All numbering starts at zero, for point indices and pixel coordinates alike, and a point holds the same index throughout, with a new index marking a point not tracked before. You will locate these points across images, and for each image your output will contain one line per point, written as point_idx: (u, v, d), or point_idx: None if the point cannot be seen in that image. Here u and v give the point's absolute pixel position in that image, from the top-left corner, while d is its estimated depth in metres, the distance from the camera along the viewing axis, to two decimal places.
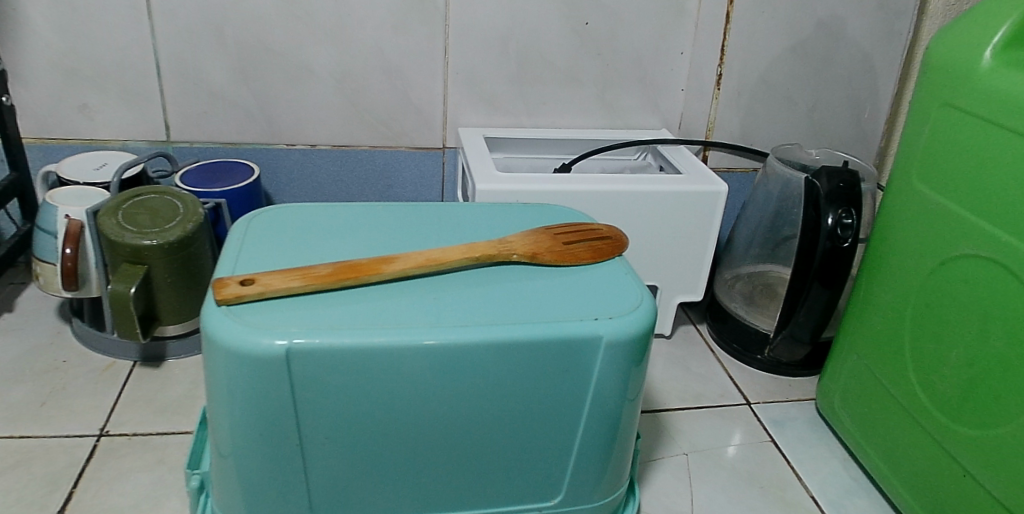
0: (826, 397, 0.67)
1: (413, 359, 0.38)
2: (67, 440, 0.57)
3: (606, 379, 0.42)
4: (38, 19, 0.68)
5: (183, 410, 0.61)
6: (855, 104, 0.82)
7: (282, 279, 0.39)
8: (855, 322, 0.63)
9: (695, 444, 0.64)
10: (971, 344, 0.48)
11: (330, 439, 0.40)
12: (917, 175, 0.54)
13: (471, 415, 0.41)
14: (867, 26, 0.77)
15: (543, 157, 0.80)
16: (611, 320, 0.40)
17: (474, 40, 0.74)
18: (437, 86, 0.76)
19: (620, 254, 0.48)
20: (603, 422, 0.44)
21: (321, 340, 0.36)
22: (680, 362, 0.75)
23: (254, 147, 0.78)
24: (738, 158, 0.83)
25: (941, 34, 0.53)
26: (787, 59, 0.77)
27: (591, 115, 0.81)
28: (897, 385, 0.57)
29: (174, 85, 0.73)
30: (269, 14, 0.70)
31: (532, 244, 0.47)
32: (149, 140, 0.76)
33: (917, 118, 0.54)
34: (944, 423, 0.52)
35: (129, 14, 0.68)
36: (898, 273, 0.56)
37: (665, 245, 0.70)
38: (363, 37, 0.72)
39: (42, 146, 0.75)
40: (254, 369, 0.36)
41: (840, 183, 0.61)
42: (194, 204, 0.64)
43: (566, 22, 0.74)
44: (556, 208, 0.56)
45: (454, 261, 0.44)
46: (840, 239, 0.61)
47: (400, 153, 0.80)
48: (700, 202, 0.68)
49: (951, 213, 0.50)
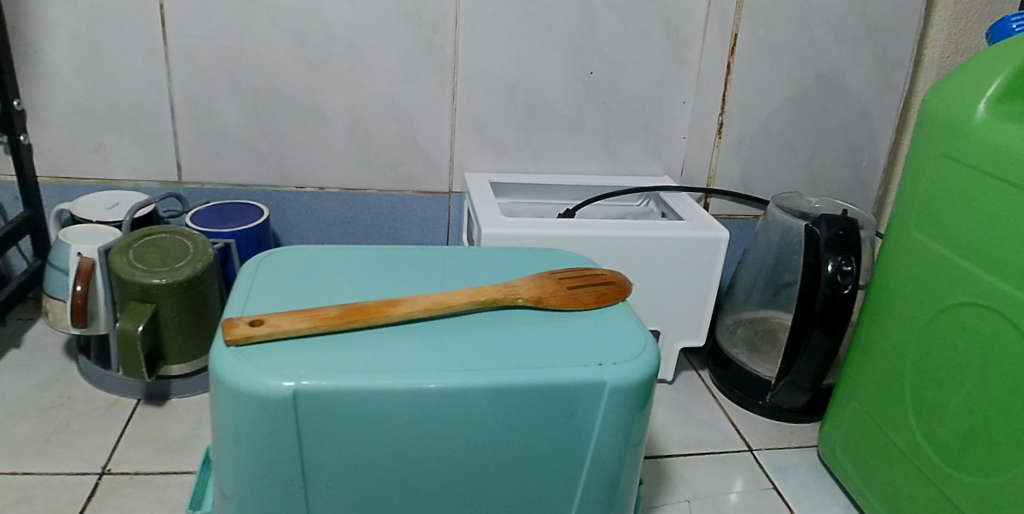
0: (827, 444, 0.67)
1: (417, 403, 0.38)
2: (69, 477, 0.56)
3: (609, 426, 0.42)
4: (59, 61, 0.70)
5: (185, 449, 0.61)
6: (853, 153, 0.84)
7: (292, 320, 0.40)
8: (856, 369, 0.63)
9: (698, 491, 0.63)
10: (970, 392, 0.49)
11: (333, 484, 0.40)
12: (915, 225, 0.55)
13: (476, 459, 0.41)
14: (863, 78, 0.79)
15: (548, 202, 0.81)
16: (615, 366, 0.41)
17: (481, 89, 0.76)
18: (444, 131, 0.78)
19: (624, 299, 0.49)
20: (607, 470, 0.44)
21: (328, 382, 0.36)
22: (682, 408, 0.75)
23: (265, 189, 0.79)
24: (739, 205, 0.85)
25: (937, 87, 0.55)
26: (786, 109, 0.80)
27: (595, 162, 0.82)
28: (898, 432, 0.57)
29: (189, 127, 0.75)
30: (285, 60, 0.72)
31: (537, 288, 0.48)
32: (161, 181, 0.77)
33: (915, 168, 0.56)
34: (946, 472, 0.51)
35: (147, 58, 0.71)
36: (897, 321, 0.57)
37: (667, 289, 0.71)
38: (375, 83, 0.75)
39: (58, 185, 0.76)
40: (260, 411, 0.36)
41: (840, 231, 0.62)
42: (204, 243, 0.65)
43: (571, 72, 0.77)
44: (560, 252, 0.57)
45: (460, 304, 0.45)
46: (840, 286, 0.62)
47: (407, 197, 0.81)
48: (701, 247, 0.69)
49: (949, 260, 0.51)
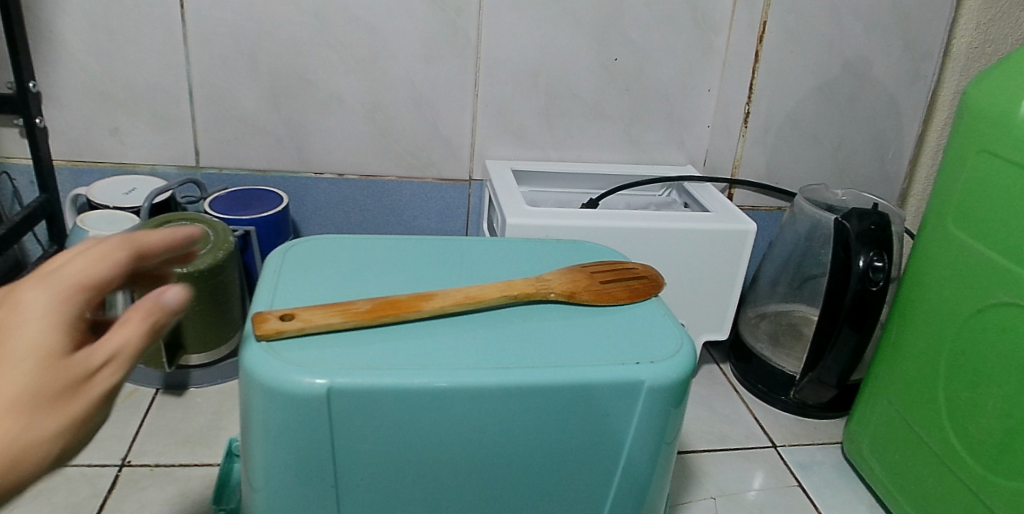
0: (853, 442, 0.66)
1: (452, 401, 0.37)
2: (89, 469, 0.56)
3: (645, 425, 0.41)
4: (74, 41, 0.68)
5: (206, 441, 0.60)
6: (880, 145, 0.82)
7: (322, 314, 0.39)
8: (886, 366, 0.62)
9: (722, 488, 0.62)
10: (1007, 395, 0.48)
11: (365, 482, 0.39)
12: (954, 222, 0.54)
13: (509, 456, 0.40)
14: (893, 68, 0.77)
15: (569, 191, 0.80)
16: (652, 364, 0.40)
17: (503, 75, 0.74)
18: (465, 118, 0.77)
19: (656, 294, 0.48)
20: (640, 469, 0.43)
21: (362, 379, 0.35)
22: (705, 403, 0.74)
23: (283, 175, 0.78)
24: (763, 197, 0.83)
25: (977, 79, 0.53)
26: (815, 99, 0.78)
27: (618, 150, 0.81)
28: (931, 432, 0.56)
29: (205, 111, 0.73)
30: (304, 43, 0.71)
31: (570, 283, 0.46)
32: (178, 165, 0.76)
33: (955, 163, 0.54)
34: (981, 474, 0.51)
35: (164, 39, 0.69)
36: (931, 318, 0.56)
37: (694, 282, 0.69)
38: (395, 67, 0.73)
39: (73, 169, 0.75)
40: (294, 408, 0.35)
41: (871, 225, 0.61)
42: (224, 231, 0.63)
43: (596, 57, 0.75)
44: (589, 244, 0.55)
45: (492, 298, 0.43)
46: (871, 282, 0.60)
47: (426, 184, 0.80)
48: (729, 240, 0.67)
49: (989, 259, 0.50)
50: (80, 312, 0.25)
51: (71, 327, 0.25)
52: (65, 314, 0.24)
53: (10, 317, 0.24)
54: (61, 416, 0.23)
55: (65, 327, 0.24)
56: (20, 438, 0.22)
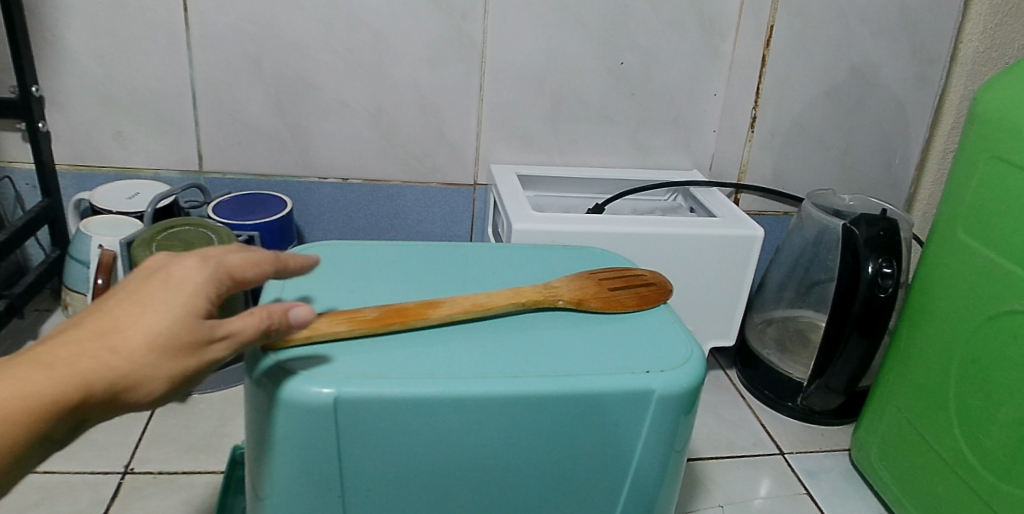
0: (862, 449, 0.66)
1: (461, 410, 0.36)
2: (91, 477, 0.55)
3: (655, 434, 0.41)
4: (77, 45, 0.68)
5: (210, 448, 0.60)
6: (886, 150, 0.81)
7: (329, 322, 0.39)
8: (896, 373, 0.61)
9: (729, 496, 0.62)
10: (1020, 403, 0.47)
11: (371, 492, 0.38)
12: (964, 229, 0.53)
13: (517, 466, 0.39)
14: (901, 72, 0.77)
15: (574, 196, 0.79)
16: (663, 373, 0.39)
17: (509, 79, 0.74)
18: (470, 122, 0.76)
19: (665, 301, 0.47)
20: (650, 479, 0.42)
21: (370, 389, 0.35)
22: (711, 409, 0.73)
23: (287, 180, 0.77)
24: (770, 201, 0.83)
25: (988, 84, 0.53)
26: (821, 103, 0.77)
27: (624, 155, 0.80)
28: (941, 440, 0.55)
29: (209, 115, 0.73)
30: (308, 47, 0.70)
31: (578, 290, 0.46)
32: (181, 170, 0.75)
33: (965, 169, 0.53)
34: (993, 483, 0.50)
35: (168, 43, 0.69)
36: (941, 325, 0.55)
37: (700, 288, 0.69)
38: (400, 71, 0.72)
39: (76, 174, 0.75)
40: (300, 417, 0.35)
41: (879, 231, 0.61)
42: (228, 236, 0.63)
43: (602, 62, 0.74)
44: (597, 250, 0.55)
45: (500, 306, 0.43)
46: (880, 288, 0.60)
47: (431, 189, 0.80)
48: (736, 245, 0.67)
49: (1001, 266, 0.49)
50: (222, 292, 0.29)
51: (212, 297, 0.28)
52: (212, 288, 0.28)
53: (174, 273, 0.27)
54: (175, 366, 0.25)
55: (210, 293, 0.27)
56: (137, 368, 0.24)
